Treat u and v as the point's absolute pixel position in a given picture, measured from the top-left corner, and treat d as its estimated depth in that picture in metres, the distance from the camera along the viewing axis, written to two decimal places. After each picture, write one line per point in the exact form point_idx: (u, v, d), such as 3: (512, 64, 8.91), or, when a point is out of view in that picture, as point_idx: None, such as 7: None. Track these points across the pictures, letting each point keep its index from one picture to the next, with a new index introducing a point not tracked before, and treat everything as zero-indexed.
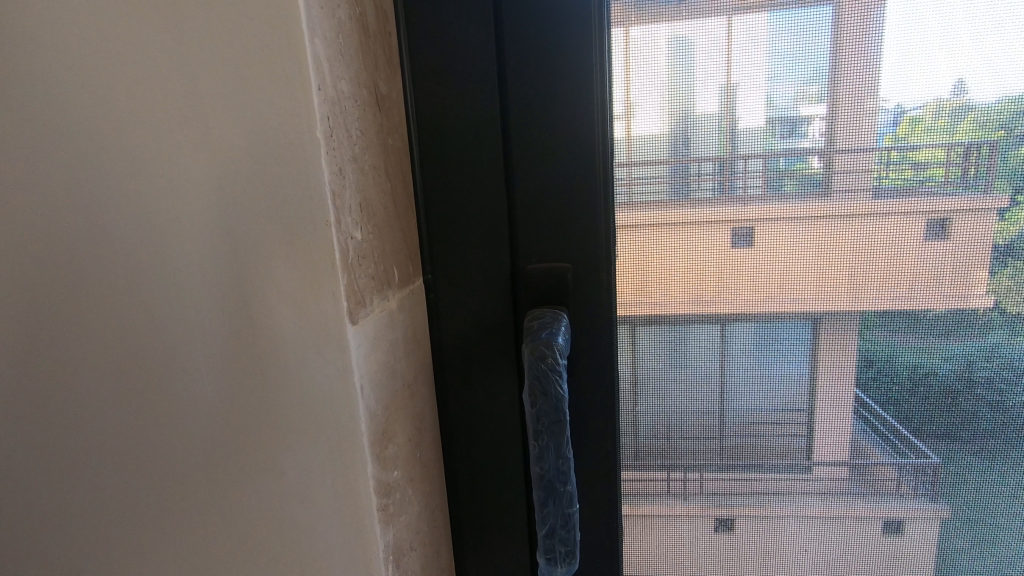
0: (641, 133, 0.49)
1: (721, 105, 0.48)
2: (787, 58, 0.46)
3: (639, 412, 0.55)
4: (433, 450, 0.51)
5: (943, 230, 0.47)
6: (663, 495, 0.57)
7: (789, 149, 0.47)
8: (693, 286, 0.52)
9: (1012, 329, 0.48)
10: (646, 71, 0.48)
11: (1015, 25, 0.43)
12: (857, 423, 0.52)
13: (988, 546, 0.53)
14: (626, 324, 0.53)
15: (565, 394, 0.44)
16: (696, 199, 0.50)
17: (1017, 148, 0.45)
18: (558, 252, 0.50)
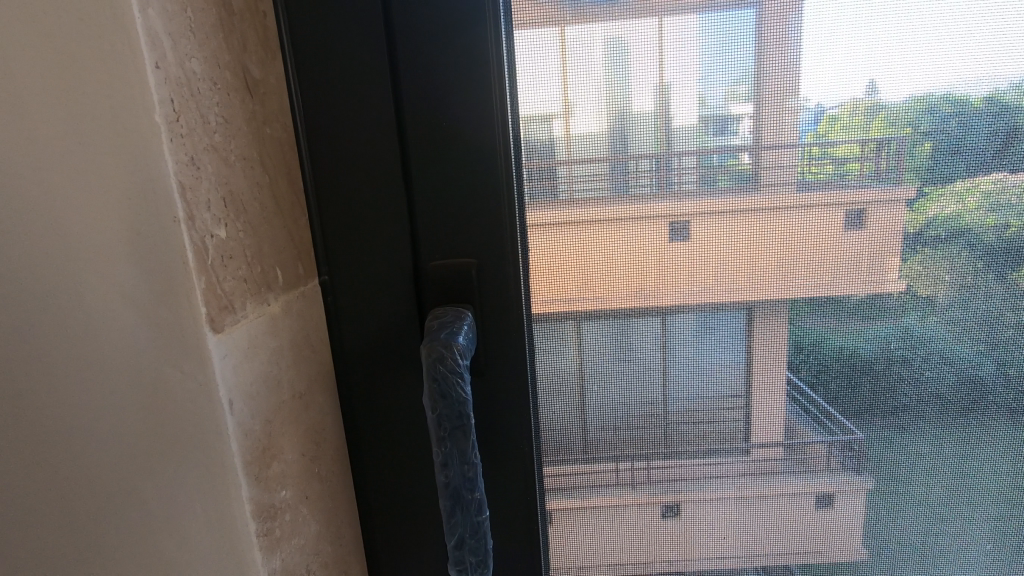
0: (579, 133, 0.49)
1: (656, 105, 0.48)
2: (715, 59, 0.48)
3: (583, 404, 0.56)
4: (338, 459, 0.51)
5: (859, 220, 0.50)
6: (611, 486, 0.58)
7: (721, 146, 0.49)
8: (632, 280, 0.52)
9: (924, 311, 0.51)
10: (581, 70, 0.48)
11: (914, 29, 0.46)
12: (789, 403, 0.54)
13: (913, 514, 0.57)
14: (570, 320, 0.53)
15: (469, 397, 0.43)
16: (634, 195, 0.50)
17: (922, 144, 0.48)
18: (461, 250, 0.50)
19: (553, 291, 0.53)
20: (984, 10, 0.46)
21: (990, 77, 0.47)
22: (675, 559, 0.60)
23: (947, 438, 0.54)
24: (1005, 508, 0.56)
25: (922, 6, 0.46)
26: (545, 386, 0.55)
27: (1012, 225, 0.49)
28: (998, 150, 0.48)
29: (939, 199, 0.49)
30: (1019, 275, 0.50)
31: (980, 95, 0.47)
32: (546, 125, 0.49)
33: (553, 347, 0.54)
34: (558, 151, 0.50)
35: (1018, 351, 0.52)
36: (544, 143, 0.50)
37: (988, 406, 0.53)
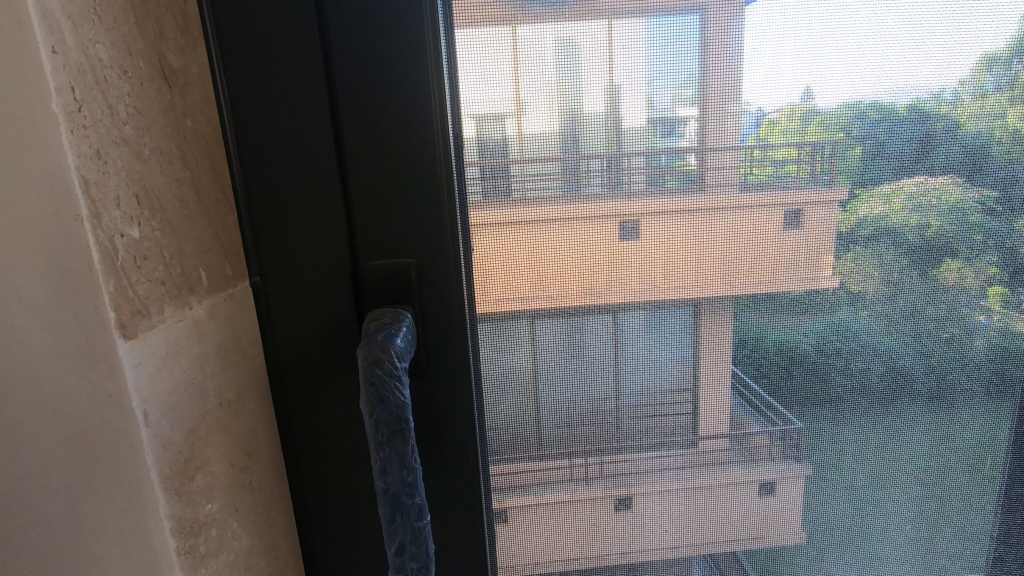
0: (532, 132, 0.50)
1: (606, 105, 0.49)
2: (662, 62, 0.49)
3: (534, 402, 0.56)
4: (272, 466, 0.49)
5: (797, 220, 0.52)
6: (566, 482, 0.58)
7: (669, 147, 0.50)
8: (583, 279, 0.53)
9: (856, 306, 0.55)
10: (532, 70, 0.49)
11: (843, 39, 0.49)
12: (734, 396, 0.56)
13: (849, 496, 0.60)
14: (523, 318, 0.54)
15: (407, 400, 0.42)
16: (586, 194, 0.51)
17: (852, 148, 0.51)
18: (400, 250, 0.49)
19: (503, 290, 0.53)
20: (907, 23, 0.49)
21: (912, 87, 0.50)
22: (628, 550, 0.61)
23: (874, 426, 0.58)
24: (927, 490, 0.60)
25: (852, 17, 0.49)
26: (496, 384, 0.55)
27: (932, 225, 0.53)
28: (919, 155, 0.51)
29: (867, 201, 0.52)
30: (937, 272, 0.54)
31: (904, 103, 0.50)
32: (497, 124, 0.49)
33: (504, 345, 0.54)
34: (510, 151, 0.50)
35: (936, 342, 0.56)
36: (495, 142, 0.50)
37: (910, 395, 0.57)
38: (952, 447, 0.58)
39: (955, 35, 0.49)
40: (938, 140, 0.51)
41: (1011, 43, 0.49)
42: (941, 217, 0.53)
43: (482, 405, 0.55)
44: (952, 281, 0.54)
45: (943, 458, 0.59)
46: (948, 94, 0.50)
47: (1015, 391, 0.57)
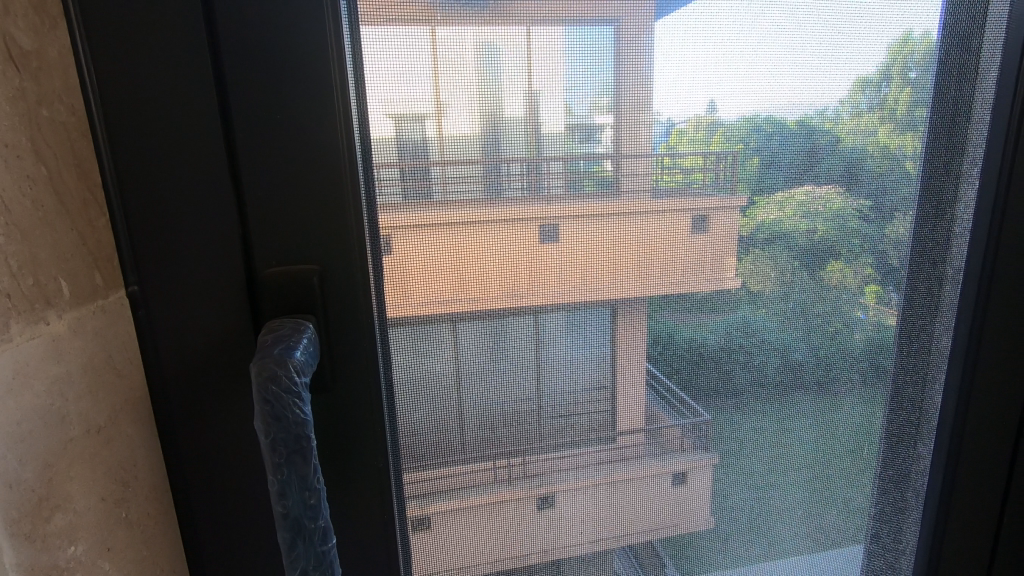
0: (453, 134, 0.49)
1: (526, 111, 0.50)
2: (580, 71, 0.50)
3: (454, 406, 0.55)
4: (156, 491, 0.46)
5: (703, 225, 0.56)
6: (489, 484, 0.58)
7: (587, 153, 0.51)
8: (504, 281, 0.53)
9: (755, 304, 0.59)
10: (452, 72, 0.48)
11: (740, 58, 0.52)
12: (648, 392, 0.59)
13: (753, 480, 0.64)
14: (446, 321, 0.53)
15: (306, 417, 0.40)
16: (507, 197, 0.51)
17: (751, 159, 0.54)
18: (300, 255, 0.46)
19: (423, 293, 0.52)
20: (796, 46, 0.53)
21: (800, 104, 0.54)
22: (551, 548, 0.62)
23: (771, 416, 0.62)
24: (817, 472, 0.65)
25: (749, 37, 0.52)
26: (415, 389, 0.54)
27: (819, 229, 0.58)
28: (807, 167, 0.56)
29: (765, 208, 0.56)
30: (823, 272, 0.59)
31: (794, 118, 0.54)
32: (417, 125, 0.48)
33: (422, 350, 0.53)
34: (430, 153, 0.49)
35: (823, 337, 0.61)
36: (415, 143, 0.49)
37: (802, 385, 0.62)
38: (837, 432, 0.64)
39: (835, 59, 0.54)
40: (824, 153, 0.56)
41: (880, 68, 0.55)
42: (827, 223, 0.58)
43: (397, 411, 0.54)
44: (836, 281, 0.60)
45: (829, 442, 0.64)
46: (830, 112, 0.55)
47: (888, 379, 0.63)
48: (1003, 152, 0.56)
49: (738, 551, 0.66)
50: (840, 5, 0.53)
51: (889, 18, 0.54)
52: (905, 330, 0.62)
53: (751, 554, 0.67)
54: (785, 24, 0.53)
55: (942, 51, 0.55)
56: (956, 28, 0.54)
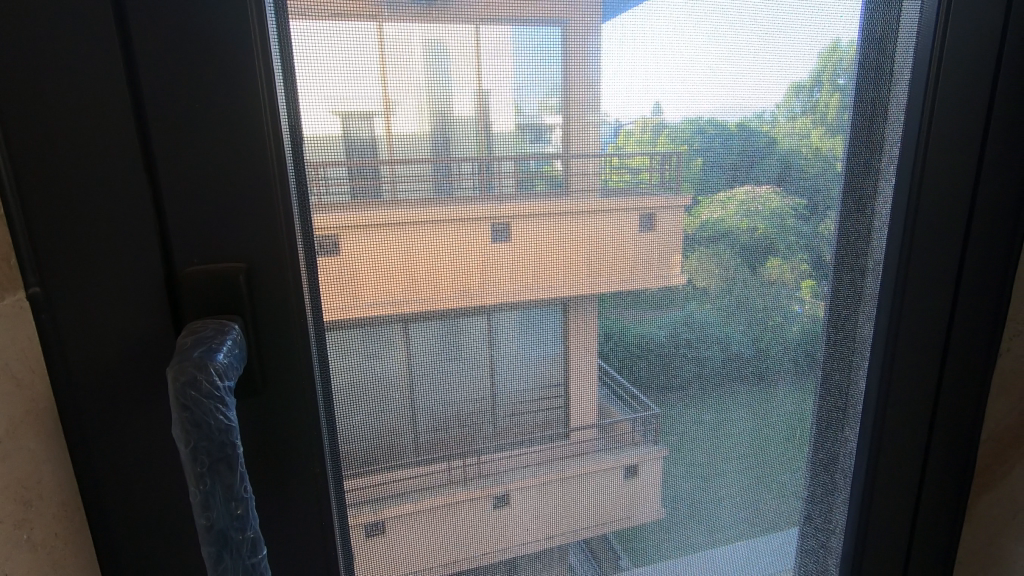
0: (400, 133, 0.48)
1: (475, 109, 0.50)
2: (528, 70, 0.50)
3: (407, 408, 0.55)
4: (67, 507, 0.43)
5: (650, 224, 0.57)
6: (443, 486, 0.58)
7: (536, 153, 0.52)
8: (456, 280, 0.53)
9: (701, 300, 0.61)
10: (400, 70, 0.47)
11: (683, 61, 0.54)
12: (600, 387, 0.60)
13: (699, 469, 0.66)
14: (397, 322, 0.52)
15: (231, 422, 0.39)
16: (458, 196, 0.51)
17: (695, 159, 0.56)
18: (224, 254, 0.44)
19: (373, 294, 0.51)
20: (735, 51, 0.55)
21: (740, 107, 0.57)
22: (506, 546, 0.62)
23: (713, 408, 0.65)
24: (756, 459, 0.68)
25: (691, 42, 0.54)
26: (365, 392, 0.53)
27: (759, 228, 0.61)
28: (747, 167, 0.58)
29: (708, 207, 0.58)
30: (762, 268, 0.62)
31: (734, 121, 0.56)
32: (364, 123, 0.47)
33: (371, 352, 0.52)
34: (378, 151, 0.48)
35: (764, 329, 0.64)
36: (362, 142, 0.48)
37: (741, 377, 0.65)
38: (775, 420, 0.67)
39: (771, 65, 0.57)
40: (761, 154, 0.58)
41: (812, 74, 0.58)
42: (765, 221, 0.61)
43: (340, 414, 0.53)
44: (775, 276, 0.63)
45: (768, 430, 0.67)
46: (767, 115, 0.57)
47: (818, 368, 0.67)
48: (915, 156, 0.60)
49: (684, 539, 0.68)
50: (775, 13, 0.55)
51: (816, 26, 0.57)
52: (834, 321, 0.65)
53: (696, 540, 0.69)
54: (725, 30, 0.55)
55: (868, 57, 0.58)
56: (876, 38, 0.58)
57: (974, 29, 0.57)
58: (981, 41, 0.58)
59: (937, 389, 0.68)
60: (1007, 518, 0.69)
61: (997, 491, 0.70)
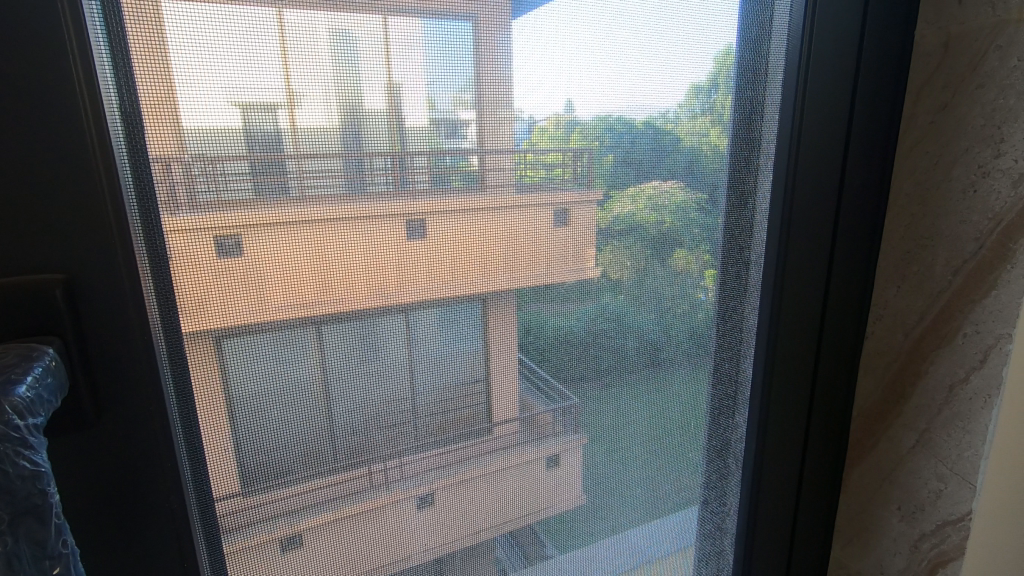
0: (306, 126, 0.46)
1: (388, 103, 0.48)
2: (441, 66, 0.49)
3: (322, 414, 0.52)
4: None
5: (564, 219, 0.58)
6: (363, 491, 0.55)
7: (451, 148, 0.51)
8: (373, 279, 0.51)
9: (615, 291, 0.63)
10: (304, 60, 0.44)
11: (592, 60, 0.55)
12: (521, 381, 0.60)
13: (619, 455, 0.69)
14: (308, 325, 0.49)
15: (41, 466, 0.34)
16: (371, 194, 0.49)
17: (606, 156, 0.58)
18: (37, 262, 0.38)
19: (282, 297, 0.48)
20: (639, 53, 0.57)
21: (646, 106, 0.59)
22: (431, 546, 0.61)
23: (624, 398, 0.67)
24: (668, 442, 0.71)
25: (597, 41, 0.55)
26: (275, 400, 0.50)
27: (666, 222, 0.64)
28: (654, 162, 0.61)
29: (618, 202, 0.60)
30: (670, 259, 0.65)
31: (641, 119, 0.58)
32: (267, 115, 0.44)
33: (280, 357, 0.49)
34: (284, 145, 0.45)
35: (672, 316, 0.67)
36: (266, 135, 0.45)
37: (649, 364, 0.67)
38: (681, 405, 0.71)
39: (673, 66, 0.59)
40: (666, 151, 0.61)
41: (708, 77, 0.61)
42: (671, 215, 0.64)
43: (241, 426, 0.49)
44: (681, 266, 0.66)
45: (678, 413, 0.71)
46: (670, 114, 0.60)
47: (713, 354, 0.71)
48: (787, 157, 0.65)
49: (602, 525, 0.70)
50: (675, 17, 0.58)
51: (710, 30, 0.60)
52: (724, 309, 0.70)
53: (611, 526, 0.71)
54: (629, 31, 0.56)
55: (760, 62, 0.63)
56: (761, 44, 0.62)
57: (840, 42, 0.63)
58: (847, 53, 0.64)
59: (815, 368, 0.75)
60: (877, 484, 0.77)
61: (868, 462, 0.78)
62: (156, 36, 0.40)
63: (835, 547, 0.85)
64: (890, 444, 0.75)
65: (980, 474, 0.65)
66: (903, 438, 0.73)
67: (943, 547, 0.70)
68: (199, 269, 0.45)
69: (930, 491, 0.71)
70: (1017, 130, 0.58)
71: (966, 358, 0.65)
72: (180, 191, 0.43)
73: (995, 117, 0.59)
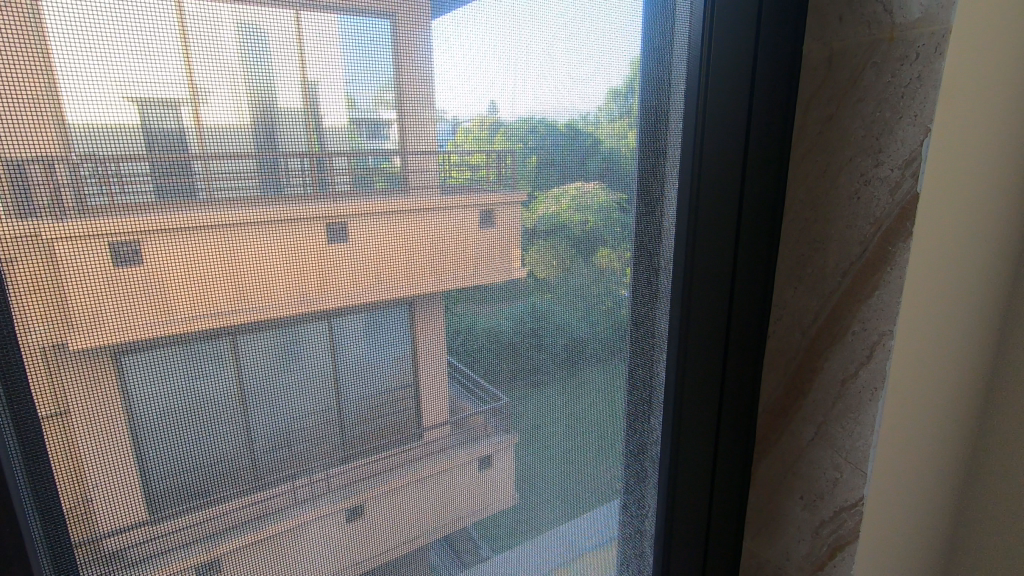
0: (213, 125, 0.42)
1: (303, 102, 0.45)
2: (359, 64, 0.47)
3: (241, 431, 0.48)
4: None
5: (490, 220, 0.58)
6: (287, 508, 0.52)
7: (372, 149, 0.49)
8: (293, 287, 0.48)
9: (543, 291, 0.63)
10: (210, 53, 0.41)
11: (514, 62, 0.55)
12: (451, 384, 0.59)
13: (550, 452, 0.69)
14: (221, 337, 0.46)
15: None
16: (288, 196, 0.46)
17: (529, 157, 0.58)
18: None
19: (191, 308, 0.44)
20: (560, 56, 0.58)
21: (567, 109, 0.60)
22: (361, 559, 0.58)
23: (553, 400, 0.68)
24: (597, 437, 0.73)
25: (517, 43, 0.55)
26: (186, 420, 0.46)
27: (590, 222, 0.65)
28: (576, 164, 0.62)
29: (544, 203, 0.61)
30: (595, 257, 0.67)
31: (562, 121, 0.59)
32: (167, 111, 0.41)
33: (190, 373, 0.45)
34: (189, 144, 0.42)
35: (597, 312, 0.69)
36: (167, 133, 0.41)
37: (577, 361, 0.69)
38: (606, 402, 0.72)
39: (591, 71, 0.61)
40: (587, 153, 0.62)
41: (625, 81, 0.63)
42: (594, 215, 0.65)
43: (147, 450, 0.45)
44: (604, 264, 0.68)
45: (605, 408, 0.73)
46: (591, 116, 0.61)
47: (632, 349, 0.73)
48: (691, 165, 0.68)
49: (531, 529, 0.71)
50: (592, 23, 0.59)
51: (626, 35, 0.62)
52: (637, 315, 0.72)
53: (540, 531, 0.71)
54: (550, 34, 0.57)
55: (671, 70, 0.66)
56: (673, 52, 0.65)
57: (741, 54, 0.67)
58: (745, 65, 0.68)
59: (726, 358, 0.80)
60: (784, 473, 0.83)
61: (773, 455, 0.84)
62: (30, 22, 0.36)
63: (748, 537, 0.90)
64: (793, 439, 0.81)
65: (870, 462, 0.71)
66: (804, 431, 0.79)
67: (841, 531, 0.76)
68: (90, 280, 0.40)
69: (829, 480, 0.77)
70: (893, 142, 0.64)
71: (856, 353, 0.71)
72: (67, 194, 0.38)
73: (874, 129, 0.65)
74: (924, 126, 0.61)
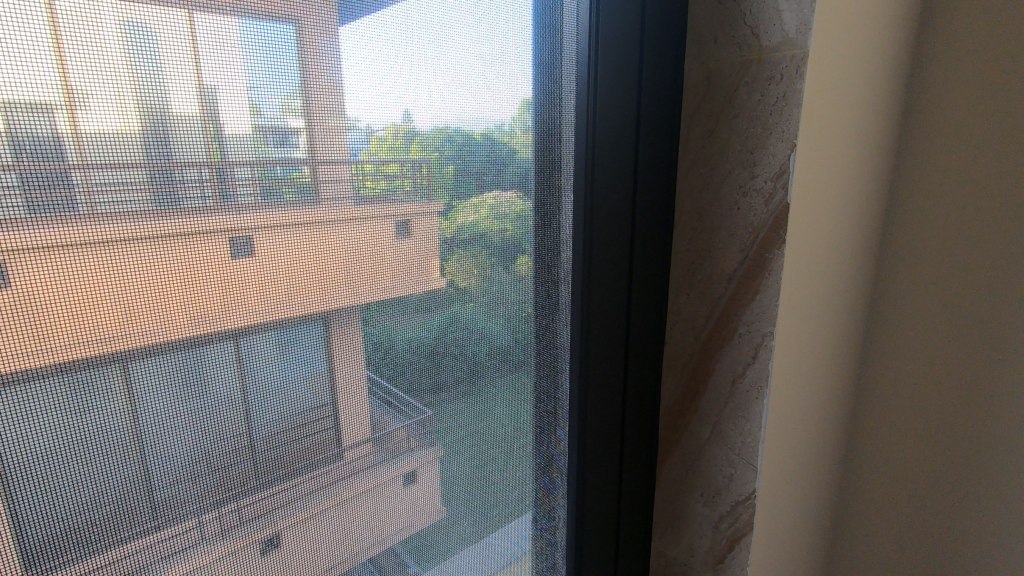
0: (93, 131, 0.38)
1: (199, 106, 0.42)
2: (260, 69, 0.44)
3: (138, 469, 0.43)
4: None
5: (406, 230, 0.56)
6: (193, 546, 0.48)
7: (280, 157, 0.46)
8: (192, 306, 0.44)
9: (462, 300, 0.63)
10: (86, 53, 0.37)
11: (427, 71, 0.55)
12: (371, 400, 0.57)
13: (475, 463, 0.69)
14: (110, 364, 0.41)
15: None
16: (184, 208, 0.42)
17: (445, 166, 0.58)
18: None
19: (71, 335, 0.39)
20: (472, 66, 0.58)
21: (482, 118, 0.60)
22: None
23: (473, 412, 0.67)
24: (516, 448, 0.73)
25: (430, 53, 0.55)
26: (69, 459, 0.40)
27: (508, 229, 0.66)
28: (492, 173, 0.62)
29: (461, 212, 0.60)
30: (512, 264, 0.68)
31: (477, 130, 0.60)
32: (38, 116, 0.36)
33: (72, 407, 0.40)
34: (65, 153, 0.37)
35: (516, 319, 0.69)
36: (38, 141, 0.36)
37: (498, 371, 0.69)
38: (524, 410, 0.73)
39: (502, 83, 0.62)
40: (501, 162, 0.63)
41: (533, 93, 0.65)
42: (512, 222, 0.66)
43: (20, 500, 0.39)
44: (522, 271, 0.69)
45: (522, 418, 0.73)
46: (505, 126, 0.62)
47: (543, 357, 0.74)
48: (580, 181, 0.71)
49: (454, 549, 0.69)
50: (502, 36, 0.60)
51: (529, 48, 0.63)
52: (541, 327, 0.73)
53: (461, 550, 0.70)
54: (461, 44, 0.57)
55: (579, 83, 0.68)
56: (581, 65, 0.68)
57: (626, 72, 0.71)
58: (632, 85, 0.72)
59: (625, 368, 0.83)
60: (685, 472, 0.87)
61: (675, 456, 0.89)
62: None
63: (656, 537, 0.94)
64: (693, 437, 0.85)
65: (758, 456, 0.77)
66: (701, 429, 0.84)
67: (737, 524, 0.82)
68: None
69: (724, 476, 0.82)
70: (765, 155, 0.70)
71: (741, 356, 0.77)
72: None
73: (749, 144, 0.71)
74: (789, 142, 0.67)
